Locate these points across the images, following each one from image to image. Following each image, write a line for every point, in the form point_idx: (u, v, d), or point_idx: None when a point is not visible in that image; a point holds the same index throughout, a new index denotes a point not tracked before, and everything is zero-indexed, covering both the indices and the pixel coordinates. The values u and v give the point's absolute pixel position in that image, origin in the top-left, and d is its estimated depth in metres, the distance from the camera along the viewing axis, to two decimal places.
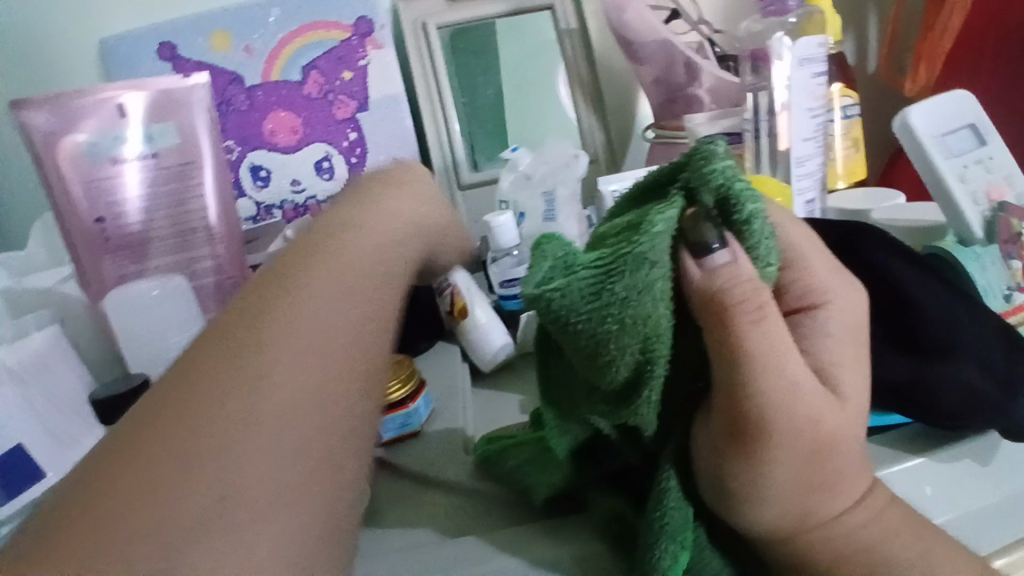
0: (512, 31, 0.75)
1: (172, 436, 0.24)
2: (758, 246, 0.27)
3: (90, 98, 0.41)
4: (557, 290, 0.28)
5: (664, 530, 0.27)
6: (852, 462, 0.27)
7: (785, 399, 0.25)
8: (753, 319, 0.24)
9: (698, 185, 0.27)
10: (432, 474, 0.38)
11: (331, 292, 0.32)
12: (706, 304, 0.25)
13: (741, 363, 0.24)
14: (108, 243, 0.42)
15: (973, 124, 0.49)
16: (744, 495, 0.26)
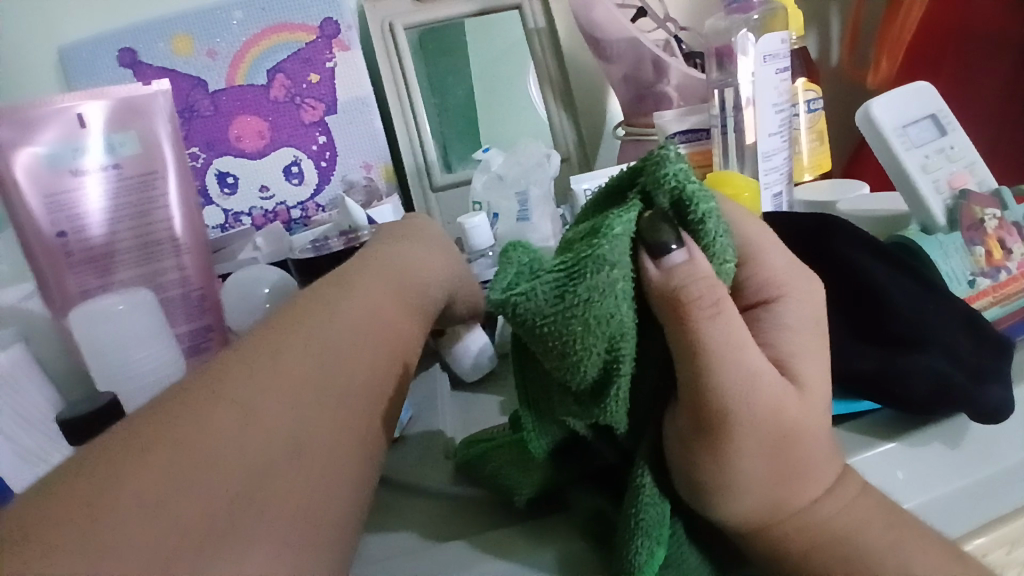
0: (480, 31, 0.75)
1: (148, 447, 0.24)
2: (714, 245, 0.27)
3: (48, 108, 0.40)
4: (519, 295, 0.28)
5: (640, 526, 0.27)
6: (819, 452, 0.27)
7: (748, 390, 0.25)
8: (709, 315, 0.25)
9: (653, 188, 0.27)
10: (411, 481, 0.37)
11: (314, 313, 0.33)
12: (665, 303, 0.25)
13: (699, 356, 0.25)
14: (70, 256, 0.41)
15: (934, 114, 0.50)
16: (716, 489, 0.26)
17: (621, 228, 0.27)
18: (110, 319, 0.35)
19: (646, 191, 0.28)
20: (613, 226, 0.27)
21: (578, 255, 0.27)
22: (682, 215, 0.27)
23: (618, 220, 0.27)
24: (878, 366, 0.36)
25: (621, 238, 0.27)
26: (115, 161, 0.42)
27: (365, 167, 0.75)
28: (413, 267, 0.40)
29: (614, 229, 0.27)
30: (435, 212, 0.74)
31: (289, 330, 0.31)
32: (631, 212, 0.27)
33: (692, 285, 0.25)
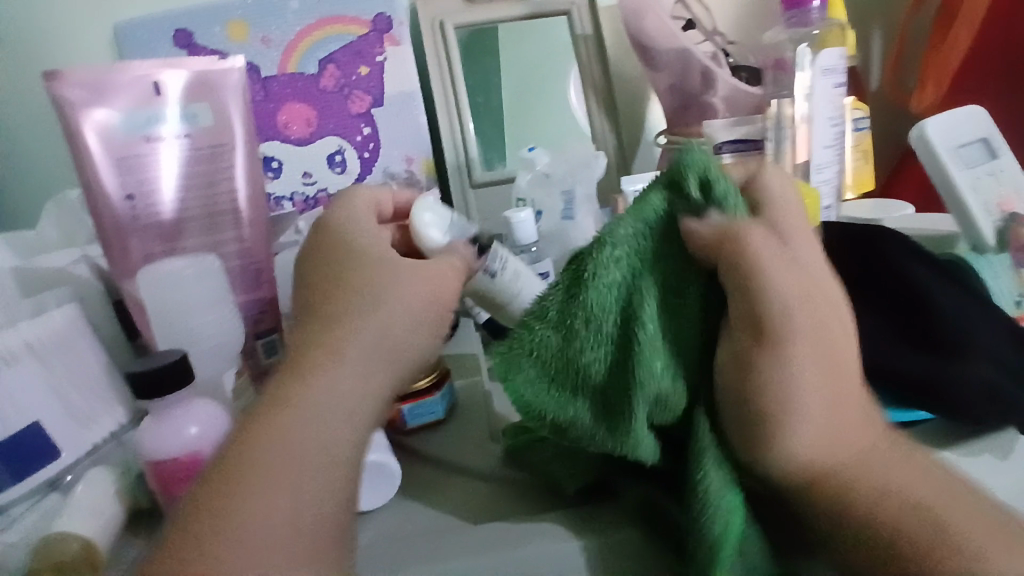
0: (528, 35, 0.76)
1: (256, 455, 0.29)
2: (731, 205, 0.32)
3: (125, 72, 0.38)
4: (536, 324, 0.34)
5: (706, 498, 0.29)
6: (858, 405, 0.31)
7: (793, 297, 0.30)
8: (761, 254, 0.30)
9: (681, 173, 0.34)
10: (458, 462, 0.38)
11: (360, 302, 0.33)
12: (714, 252, 0.31)
13: (752, 292, 0.30)
14: (136, 222, 0.39)
15: (986, 138, 0.51)
16: (775, 435, 0.29)
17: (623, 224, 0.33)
18: (178, 283, 0.36)
19: (672, 179, 0.34)
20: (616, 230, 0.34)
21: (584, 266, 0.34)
22: (705, 192, 0.33)
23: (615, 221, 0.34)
24: (931, 371, 0.35)
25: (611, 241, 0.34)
26: (186, 131, 0.40)
27: (407, 161, 0.76)
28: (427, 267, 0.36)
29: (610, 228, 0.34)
30: (473, 209, 0.75)
31: (324, 333, 0.32)
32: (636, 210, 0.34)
33: (726, 239, 0.31)
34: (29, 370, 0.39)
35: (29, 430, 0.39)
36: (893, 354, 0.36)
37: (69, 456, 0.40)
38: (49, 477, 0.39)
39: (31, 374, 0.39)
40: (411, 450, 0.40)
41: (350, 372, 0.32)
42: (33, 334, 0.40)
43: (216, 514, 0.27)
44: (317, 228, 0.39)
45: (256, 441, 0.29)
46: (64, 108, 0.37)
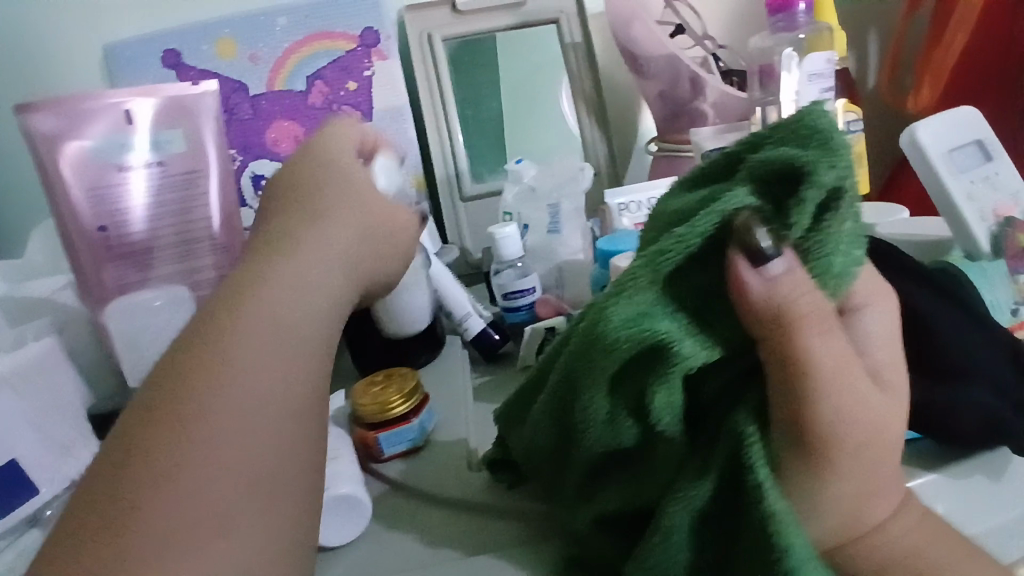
0: (519, 45, 0.75)
1: (154, 463, 0.24)
2: (818, 263, 0.24)
3: (98, 104, 0.41)
4: (621, 291, 0.25)
5: (559, 407, 0.29)
6: (887, 469, 0.25)
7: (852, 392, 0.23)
8: (820, 331, 0.23)
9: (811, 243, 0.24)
10: (435, 492, 0.37)
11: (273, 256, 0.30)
12: (761, 319, 0.23)
13: (804, 376, 0.22)
14: (111, 251, 0.41)
15: (980, 140, 0.49)
16: (798, 511, 0.24)
17: (830, 178, 0.24)
18: (149, 312, 0.38)
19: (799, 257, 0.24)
20: (809, 236, 0.24)
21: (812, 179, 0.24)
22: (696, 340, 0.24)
23: (814, 238, 0.24)
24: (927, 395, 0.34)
25: (827, 261, 0.24)
26: (158, 158, 0.42)
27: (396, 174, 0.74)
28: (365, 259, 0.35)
29: (832, 233, 0.24)
30: (463, 223, 0.74)
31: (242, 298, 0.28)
32: (830, 208, 0.24)
33: (800, 302, 0.22)
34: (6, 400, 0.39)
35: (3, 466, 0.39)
36: None
37: (47, 491, 0.40)
38: (26, 512, 0.39)
39: (10, 408, 0.39)
40: (390, 480, 0.39)
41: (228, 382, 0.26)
42: (9, 365, 0.40)
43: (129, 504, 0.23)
44: (274, 186, 0.36)
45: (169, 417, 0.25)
46: (40, 140, 0.40)
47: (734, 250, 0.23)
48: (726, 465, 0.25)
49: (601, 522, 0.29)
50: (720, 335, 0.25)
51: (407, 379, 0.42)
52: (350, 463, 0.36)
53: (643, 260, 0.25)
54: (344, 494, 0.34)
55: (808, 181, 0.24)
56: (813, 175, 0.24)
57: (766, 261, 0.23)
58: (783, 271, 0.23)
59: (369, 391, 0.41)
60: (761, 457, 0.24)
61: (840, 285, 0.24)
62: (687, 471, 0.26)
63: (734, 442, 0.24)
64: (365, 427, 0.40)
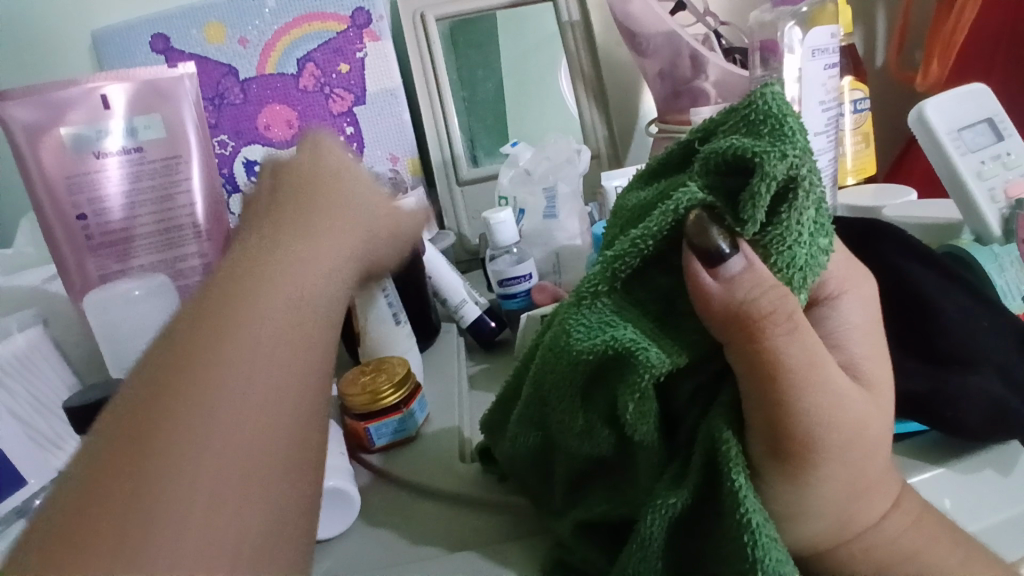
0: (514, 23, 0.72)
1: (165, 420, 0.21)
2: (777, 258, 0.24)
3: (73, 90, 0.40)
4: (585, 300, 0.26)
5: (543, 411, 0.30)
6: (877, 471, 0.26)
7: (831, 401, 0.23)
8: (785, 330, 0.22)
9: (772, 238, 0.24)
10: (427, 483, 0.36)
11: (290, 227, 0.31)
12: (726, 319, 0.22)
13: (777, 378, 0.22)
14: (91, 241, 0.41)
15: (990, 119, 0.47)
16: (785, 514, 0.25)
17: (782, 169, 0.23)
18: (127, 302, 0.37)
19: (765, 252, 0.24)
20: (767, 231, 0.24)
21: (768, 173, 0.22)
22: (659, 342, 0.25)
23: (770, 231, 0.24)
24: (935, 385, 0.33)
25: (789, 255, 0.24)
26: (137, 145, 0.41)
27: (392, 159, 0.73)
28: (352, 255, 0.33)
29: (790, 225, 0.23)
30: (460, 208, 0.72)
31: (267, 257, 0.29)
32: (790, 195, 0.23)
33: (761, 300, 0.22)
34: None
35: None
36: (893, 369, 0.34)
37: (35, 484, 0.38)
38: (15, 507, 0.37)
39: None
40: (378, 470, 0.38)
41: (246, 337, 0.24)
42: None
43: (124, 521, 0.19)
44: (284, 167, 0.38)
45: (168, 408, 0.21)
46: (14, 129, 0.39)
47: (690, 252, 0.24)
48: (703, 470, 0.25)
49: (585, 529, 0.29)
50: (690, 335, 0.25)
51: (397, 367, 0.41)
52: (337, 456, 0.35)
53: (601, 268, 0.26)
54: (331, 487, 0.33)
55: (757, 175, 0.23)
56: (771, 160, 0.22)
57: (724, 266, 0.23)
58: (741, 270, 0.23)
59: (357, 380, 0.40)
60: (738, 460, 0.23)
61: (807, 277, 0.24)
62: (666, 476, 0.26)
63: (710, 443, 0.24)
64: (355, 419, 0.39)
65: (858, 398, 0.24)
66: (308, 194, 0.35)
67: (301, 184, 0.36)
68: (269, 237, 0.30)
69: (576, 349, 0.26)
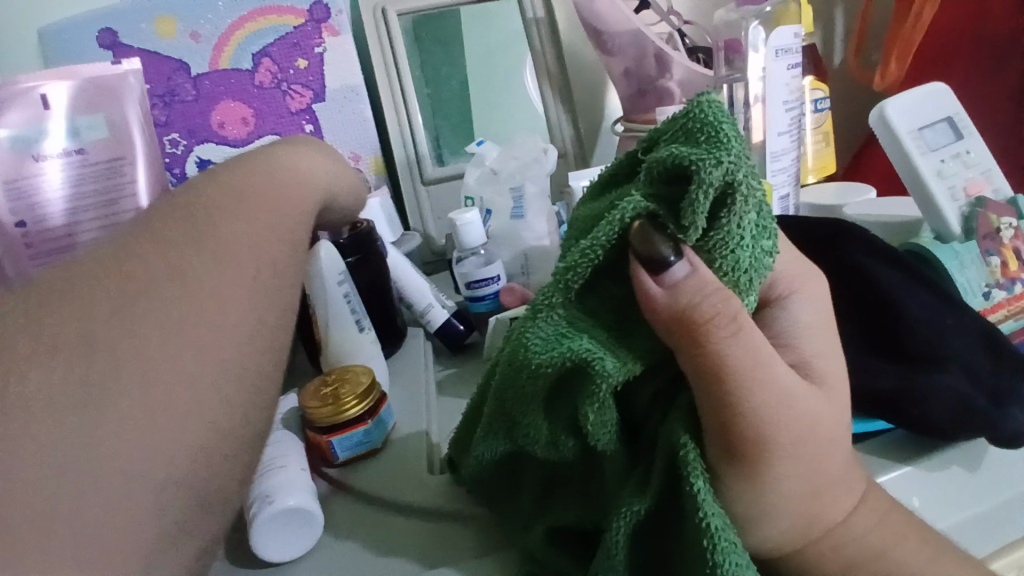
0: (478, 20, 0.71)
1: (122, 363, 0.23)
2: (723, 262, 0.23)
3: (9, 90, 0.38)
4: (538, 312, 0.25)
5: (505, 422, 0.29)
6: (841, 470, 0.26)
7: (779, 400, 0.23)
8: (729, 332, 0.22)
9: (717, 240, 0.23)
10: (393, 497, 0.34)
11: (241, 184, 0.32)
12: (672, 327, 0.22)
13: (723, 381, 0.22)
14: (30, 250, 0.38)
15: (949, 118, 0.48)
16: (748, 516, 0.24)
17: (718, 174, 0.22)
18: None
19: (709, 256, 0.23)
20: (712, 233, 0.23)
21: (703, 179, 0.22)
22: (614, 351, 0.24)
23: (716, 233, 0.23)
24: (901, 384, 0.33)
25: (732, 259, 0.23)
26: (79, 145, 0.39)
27: (354, 159, 0.71)
28: (297, 231, 0.34)
29: (731, 229, 0.23)
30: (425, 209, 0.71)
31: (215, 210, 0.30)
32: (728, 200, 0.23)
33: (703, 304, 0.22)
34: None
35: None
36: (859, 369, 0.34)
37: None
38: None
39: None
40: (341, 484, 0.37)
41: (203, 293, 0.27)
42: None
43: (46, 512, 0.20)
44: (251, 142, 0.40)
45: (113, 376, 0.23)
46: None
47: (635, 262, 0.23)
48: (664, 478, 0.24)
49: (555, 540, 0.28)
50: (643, 341, 0.24)
51: (360, 377, 0.39)
52: (299, 472, 0.33)
53: (552, 279, 0.25)
54: (293, 507, 0.31)
55: (694, 182, 0.22)
56: (706, 167, 0.22)
57: (667, 272, 0.22)
58: (684, 275, 0.22)
59: (319, 392, 0.38)
60: (698, 465, 0.23)
61: (754, 280, 0.24)
62: (628, 485, 0.25)
63: (670, 451, 0.23)
64: (317, 432, 0.37)
65: (811, 393, 0.24)
66: (265, 157, 0.36)
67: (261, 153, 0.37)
68: (223, 189, 0.32)
69: (531, 363, 0.25)
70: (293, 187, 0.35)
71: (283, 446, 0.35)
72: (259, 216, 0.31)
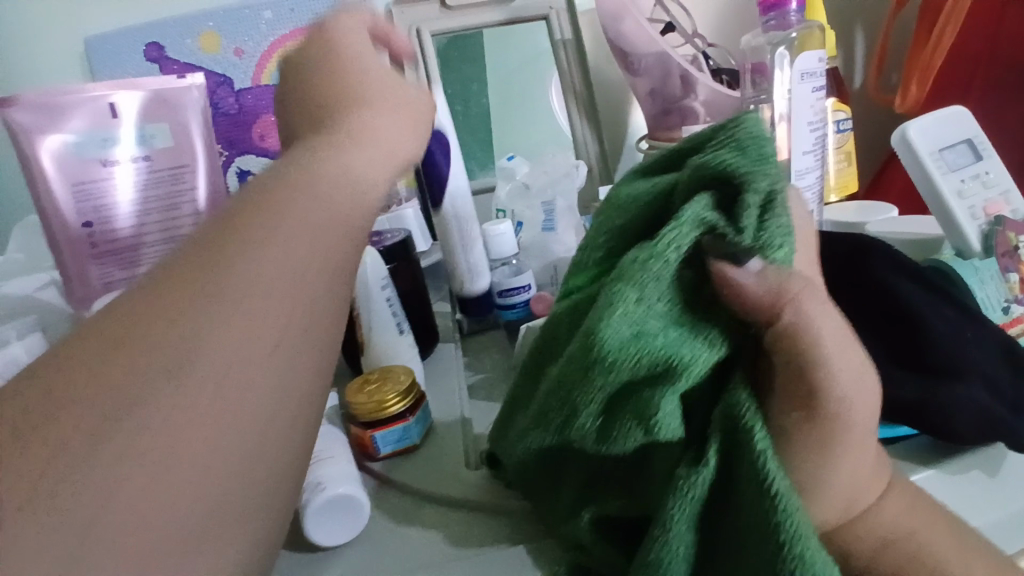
0: (508, 41, 0.74)
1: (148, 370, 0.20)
2: (774, 250, 0.24)
3: (80, 97, 0.40)
4: (610, 303, 0.26)
5: (555, 418, 0.30)
6: (873, 469, 0.27)
7: (856, 373, 0.25)
8: (800, 309, 0.24)
9: (771, 235, 0.25)
10: (437, 492, 0.36)
11: (309, 169, 0.28)
12: (748, 310, 0.24)
13: (804, 347, 0.24)
14: (96, 249, 0.41)
15: (968, 141, 0.49)
16: (809, 491, 0.25)
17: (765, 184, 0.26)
18: None
19: (762, 248, 0.25)
20: (764, 233, 0.25)
21: (757, 185, 0.25)
22: (689, 340, 0.25)
23: (768, 231, 0.25)
24: (928, 394, 0.34)
25: (782, 249, 0.24)
26: (146, 153, 0.41)
27: None
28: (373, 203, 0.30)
29: (780, 225, 0.25)
30: None
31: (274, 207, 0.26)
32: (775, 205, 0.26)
33: (792, 282, 0.24)
34: None
35: None
36: (885, 380, 0.36)
37: None
38: None
39: None
40: (384, 479, 0.38)
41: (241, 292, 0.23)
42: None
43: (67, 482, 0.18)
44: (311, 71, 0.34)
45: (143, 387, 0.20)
46: (20, 135, 0.39)
47: (714, 259, 0.25)
48: (725, 450, 0.25)
49: (602, 526, 0.29)
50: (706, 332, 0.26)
51: (403, 376, 0.41)
52: (346, 462, 0.35)
53: (624, 272, 0.26)
54: (341, 495, 0.33)
55: (749, 188, 0.25)
56: (757, 177, 0.26)
57: (742, 266, 0.24)
58: (759, 266, 0.24)
59: (364, 389, 0.40)
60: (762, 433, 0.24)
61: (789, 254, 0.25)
62: (686, 461, 0.26)
63: (728, 419, 0.25)
64: (361, 427, 0.39)
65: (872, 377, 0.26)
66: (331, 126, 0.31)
67: (328, 102, 0.32)
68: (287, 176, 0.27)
69: (604, 355, 0.26)
70: (363, 154, 0.30)
71: (329, 441, 0.37)
72: (326, 201, 0.27)
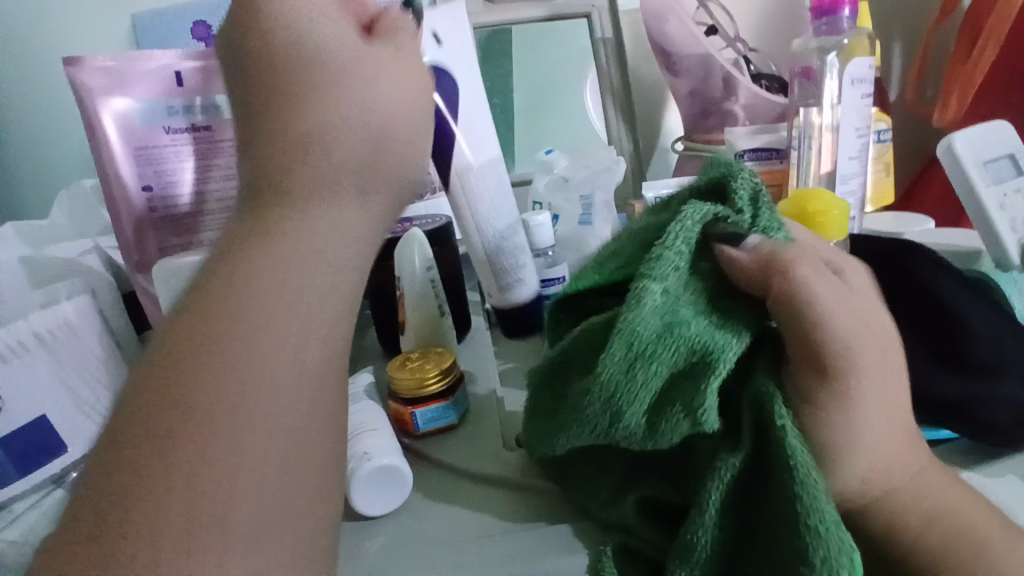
0: (549, 37, 0.75)
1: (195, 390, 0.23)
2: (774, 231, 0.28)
3: (149, 64, 0.41)
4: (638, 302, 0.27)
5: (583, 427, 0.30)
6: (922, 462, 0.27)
7: (860, 327, 0.26)
8: (810, 273, 0.26)
9: (769, 222, 0.29)
10: (478, 469, 0.36)
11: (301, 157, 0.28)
12: (774, 295, 0.26)
13: (802, 309, 0.25)
14: (154, 214, 0.42)
15: (1013, 154, 0.49)
16: (838, 451, 0.26)
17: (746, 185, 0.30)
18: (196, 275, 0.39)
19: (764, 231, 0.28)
20: (759, 220, 0.29)
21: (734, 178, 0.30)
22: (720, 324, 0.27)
23: (762, 217, 0.29)
24: (968, 397, 0.35)
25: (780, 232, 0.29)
26: (207, 122, 0.42)
27: None
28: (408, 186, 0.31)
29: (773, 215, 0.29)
30: None
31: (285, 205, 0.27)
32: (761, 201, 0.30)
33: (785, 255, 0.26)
34: (45, 359, 0.39)
35: (37, 423, 0.38)
36: (926, 379, 0.36)
37: (75, 451, 0.39)
38: (59, 471, 0.38)
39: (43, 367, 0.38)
40: (422, 454, 0.39)
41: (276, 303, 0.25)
42: (43, 325, 0.39)
43: (145, 482, 0.21)
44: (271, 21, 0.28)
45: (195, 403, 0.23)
46: (86, 96, 0.39)
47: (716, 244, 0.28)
48: (755, 437, 0.26)
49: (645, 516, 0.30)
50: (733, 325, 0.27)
51: (444, 356, 0.42)
52: (390, 435, 0.36)
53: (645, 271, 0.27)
54: (385, 465, 0.33)
55: (732, 182, 0.30)
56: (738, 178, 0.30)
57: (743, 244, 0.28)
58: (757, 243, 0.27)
59: (406, 366, 0.40)
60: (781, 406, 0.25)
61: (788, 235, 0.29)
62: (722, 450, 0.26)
63: (760, 404, 0.26)
64: (401, 403, 0.40)
65: (884, 333, 0.28)
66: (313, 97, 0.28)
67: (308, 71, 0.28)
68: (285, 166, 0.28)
69: (638, 353, 0.26)
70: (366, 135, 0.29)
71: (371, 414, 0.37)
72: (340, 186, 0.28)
